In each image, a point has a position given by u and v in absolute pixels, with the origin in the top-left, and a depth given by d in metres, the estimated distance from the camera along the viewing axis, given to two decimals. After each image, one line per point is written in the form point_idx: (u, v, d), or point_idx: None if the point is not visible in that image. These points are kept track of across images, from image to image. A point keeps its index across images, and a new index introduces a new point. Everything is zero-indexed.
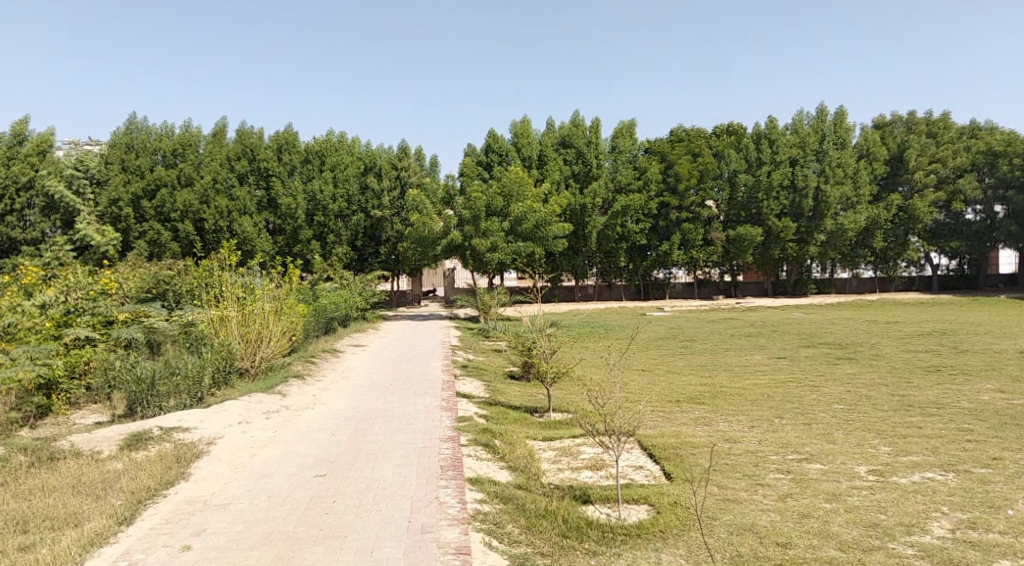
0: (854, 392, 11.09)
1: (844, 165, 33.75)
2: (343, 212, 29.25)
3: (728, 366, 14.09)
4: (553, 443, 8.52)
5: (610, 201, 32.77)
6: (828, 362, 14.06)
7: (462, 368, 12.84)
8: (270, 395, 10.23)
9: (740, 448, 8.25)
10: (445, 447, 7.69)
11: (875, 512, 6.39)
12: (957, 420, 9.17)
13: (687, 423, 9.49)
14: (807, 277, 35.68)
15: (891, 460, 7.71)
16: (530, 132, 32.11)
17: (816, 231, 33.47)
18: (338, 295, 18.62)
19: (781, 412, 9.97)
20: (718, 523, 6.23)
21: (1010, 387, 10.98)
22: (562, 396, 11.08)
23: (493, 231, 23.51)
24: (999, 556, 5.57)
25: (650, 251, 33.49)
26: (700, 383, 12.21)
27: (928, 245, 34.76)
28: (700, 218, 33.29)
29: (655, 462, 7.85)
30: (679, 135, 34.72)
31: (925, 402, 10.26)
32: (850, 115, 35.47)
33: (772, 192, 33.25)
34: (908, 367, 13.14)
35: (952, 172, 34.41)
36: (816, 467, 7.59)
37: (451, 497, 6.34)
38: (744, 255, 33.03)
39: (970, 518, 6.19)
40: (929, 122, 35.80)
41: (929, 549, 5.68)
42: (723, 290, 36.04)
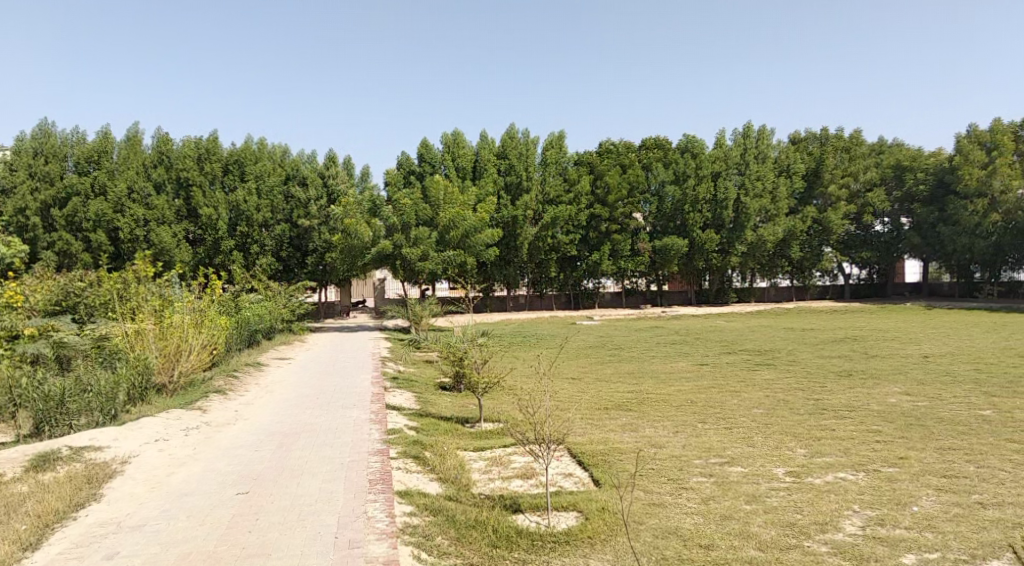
0: (772, 396, 11.49)
1: (763, 178, 34.99)
2: (267, 222, 28.56)
3: (654, 373, 14.37)
4: (483, 453, 8.53)
5: (541, 212, 33.08)
6: (748, 369, 14.51)
7: (392, 379, 12.73)
8: (190, 411, 9.89)
9: (666, 453, 8.43)
10: (374, 461, 7.59)
11: (791, 512, 6.64)
12: (866, 422, 9.60)
13: (615, 429, 9.63)
14: (728, 287, 36.78)
15: (807, 461, 8.02)
16: (463, 142, 32.20)
17: (737, 242, 34.47)
18: (263, 307, 18.15)
19: (704, 417, 10.24)
20: (644, 527, 6.35)
21: (916, 389, 11.58)
22: (493, 405, 11.09)
23: (424, 240, 23.36)
24: (906, 550, 5.85)
25: (580, 261, 34.01)
26: (627, 390, 12.44)
27: (840, 255, 36.41)
28: (627, 229, 33.86)
29: (584, 470, 7.94)
30: (608, 149, 35.58)
31: (838, 405, 10.70)
32: (772, 132, 36.82)
33: (697, 205, 34.13)
34: (822, 372, 13.69)
35: (861, 186, 36.05)
36: (737, 470, 7.83)
37: (380, 511, 6.26)
38: (670, 264, 33.83)
39: (878, 515, 6.49)
40: (842, 137, 37.27)
41: (842, 546, 5.93)
42: (650, 299, 36.74)
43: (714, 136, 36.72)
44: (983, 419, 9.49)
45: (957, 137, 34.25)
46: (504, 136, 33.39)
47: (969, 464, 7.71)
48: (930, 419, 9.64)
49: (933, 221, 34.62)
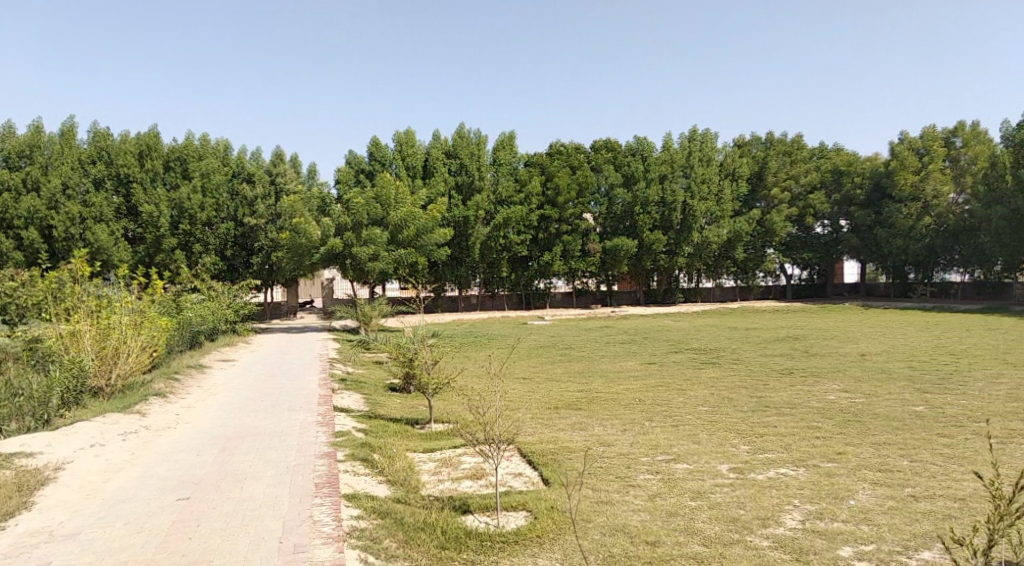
0: (717, 394, 11.72)
1: (708, 181, 35.70)
2: (211, 220, 28.03)
3: (603, 372, 14.51)
4: (433, 455, 8.48)
5: (492, 213, 33.07)
6: (694, 367, 14.78)
7: (340, 381, 12.56)
8: (127, 416, 9.60)
9: (614, 451, 8.52)
10: (320, 464, 7.48)
11: (735, 507, 6.78)
12: (807, 419, 9.87)
13: (565, 428, 9.69)
14: (675, 287, 37.40)
15: (750, 458, 8.20)
16: (414, 142, 32.00)
17: (684, 243, 35.06)
18: (205, 308, 17.70)
19: (651, 415, 10.38)
20: (592, 525, 6.41)
21: (853, 386, 11.95)
22: (443, 406, 11.04)
23: (374, 239, 23.11)
24: (843, 543, 6.02)
25: (531, 262, 34.14)
26: (576, 390, 12.51)
27: (783, 257, 37.35)
28: (578, 230, 34.14)
29: (534, 469, 7.96)
30: (558, 150, 35.78)
31: (779, 402, 10.98)
32: (716, 137, 37.60)
33: (647, 206, 34.52)
34: (765, 370, 14.03)
35: (802, 189, 37.04)
36: (683, 467, 7.95)
37: (326, 515, 6.17)
38: (620, 265, 34.21)
39: (817, 509, 6.68)
40: (785, 142, 38.26)
41: (782, 540, 6.08)
42: (599, 299, 37.07)
43: (661, 139, 37.29)
44: (916, 414, 9.85)
45: (891, 143, 35.54)
46: (455, 136, 33.30)
47: (903, 458, 7.98)
48: (866, 415, 9.96)
49: (870, 224, 35.81)
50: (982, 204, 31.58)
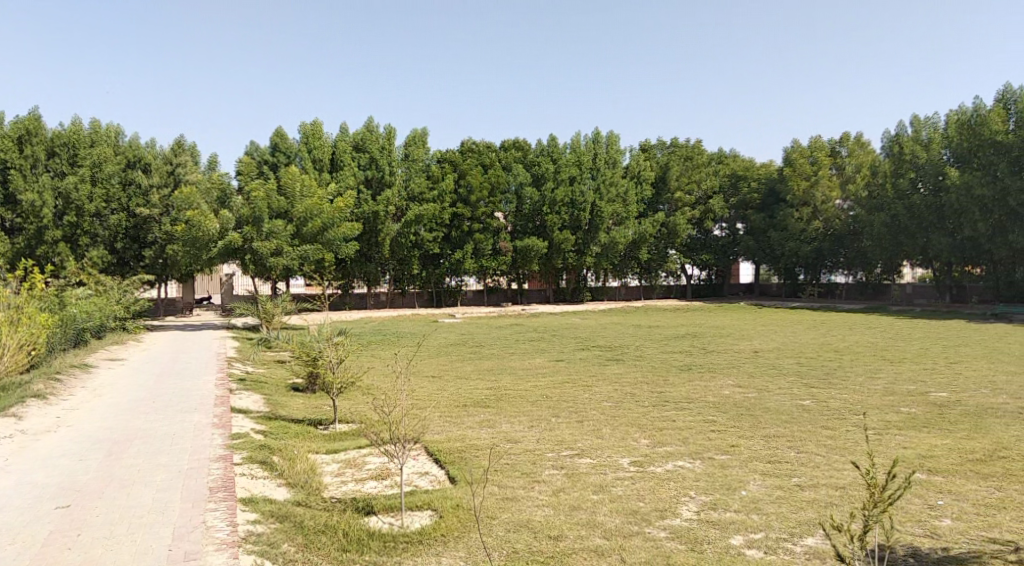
0: (621, 390, 12.01)
1: (615, 183, 36.43)
2: (100, 212, 26.52)
3: (511, 369, 14.61)
4: (337, 456, 8.31)
5: (403, 209, 32.74)
6: (599, 364, 15.08)
7: (239, 381, 12.15)
8: (1, 420, 8.96)
9: (520, 448, 8.59)
10: (215, 468, 7.21)
11: (634, 500, 6.96)
12: (703, 413, 10.25)
13: (472, 426, 9.69)
14: (584, 286, 38.04)
15: (650, 451, 8.44)
16: (320, 134, 31.11)
17: (592, 243, 35.70)
18: (92, 304, 16.70)
19: (556, 411, 10.53)
20: (497, 522, 6.44)
21: (747, 381, 12.50)
22: (348, 406, 10.83)
23: (277, 233, 22.46)
24: (735, 532, 6.28)
25: (442, 260, 34.08)
26: (484, 387, 12.54)
27: (684, 257, 38.61)
28: (489, 229, 34.21)
29: (440, 467, 7.93)
30: (469, 148, 35.58)
31: (678, 397, 11.37)
32: (621, 140, 38.55)
33: (555, 207, 35.01)
34: (665, 366, 14.48)
35: (703, 194, 38.49)
36: (587, 461, 8.10)
37: (220, 520, 5.96)
38: (530, 265, 34.51)
39: (711, 500, 6.94)
40: (687, 147, 39.56)
41: (678, 531, 6.28)
42: (509, 298, 37.31)
43: (569, 141, 37.88)
44: (803, 408, 10.39)
45: (785, 149, 37.29)
46: (364, 129, 32.61)
47: (790, 449, 8.40)
48: (758, 409, 10.44)
49: (764, 227, 37.54)
50: (865, 210, 33.73)
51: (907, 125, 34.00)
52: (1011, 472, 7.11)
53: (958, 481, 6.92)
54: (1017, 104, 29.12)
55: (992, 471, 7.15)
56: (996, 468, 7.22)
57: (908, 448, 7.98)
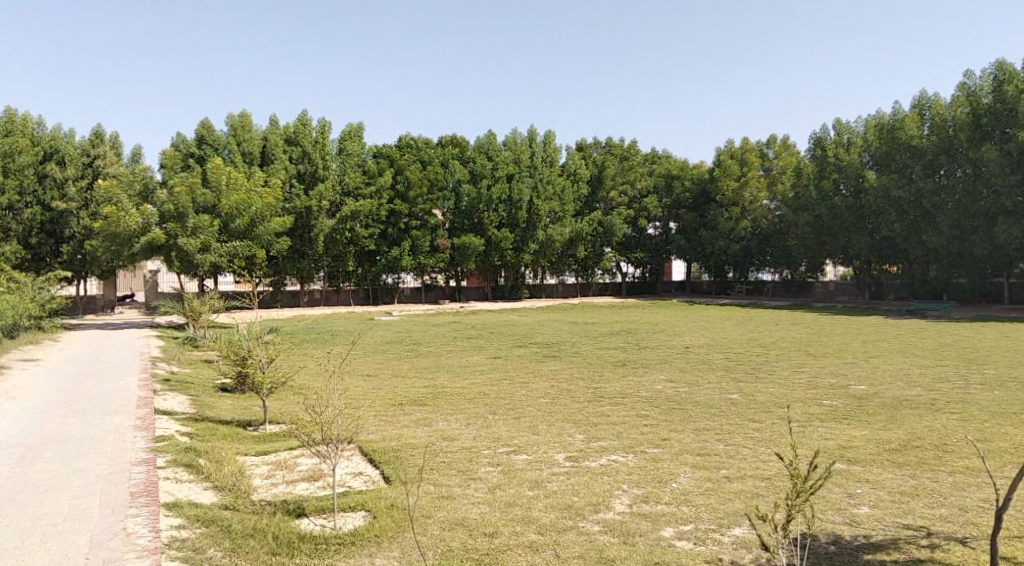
0: (557, 386, 12.09)
1: (552, 182, 36.64)
2: (12, 205, 25.28)
3: (448, 367, 14.56)
4: (267, 458, 8.12)
5: (338, 204, 32.25)
6: (536, 361, 15.16)
7: (164, 381, 11.74)
8: None
9: (455, 446, 8.55)
10: (137, 472, 6.95)
11: (569, 494, 7.02)
12: (637, 408, 10.40)
13: (408, 424, 9.61)
14: (521, 283, 38.16)
15: (585, 446, 8.53)
16: (250, 126, 30.30)
17: (530, 240, 35.91)
18: (4, 302, 15.86)
19: (493, 408, 10.55)
20: (432, 521, 6.40)
21: (679, 376, 12.78)
22: (279, 406, 10.59)
23: (202, 228, 21.79)
24: (666, 523, 6.40)
25: (378, 256, 33.70)
26: (420, 385, 12.46)
27: (619, 255, 39.14)
28: (427, 225, 34.01)
29: (374, 467, 7.83)
30: (407, 143, 35.23)
31: (612, 392, 11.52)
32: (557, 138, 38.89)
33: (492, 204, 34.91)
34: (600, 362, 14.65)
35: (638, 193, 39.13)
36: (522, 458, 8.13)
37: (142, 526, 5.76)
38: (468, 262, 34.42)
39: (644, 493, 7.06)
40: (622, 146, 40.16)
41: (611, 524, 6.37)
42: (447, 295, 37.12)
43: (506, 138, 37.94)
44: (731, 402, 10.67)
45: (717, 150, 38.18)
46: (297, 123, 31.86)
47: (720, 442, 8.62)
48: (689, 403, 10.68)
49: (695, 226, 38.48)
50: (791, 210, 34.90)
51: (831, 128, 35.32)
52: (924, 461, 7.46)
53: (875, 471, 7.22)
54: (930, 110, 30.58)
55: (907, 460, 7.48)
56: (910, 457, 7.56)
57: (829, 439, 8.28)
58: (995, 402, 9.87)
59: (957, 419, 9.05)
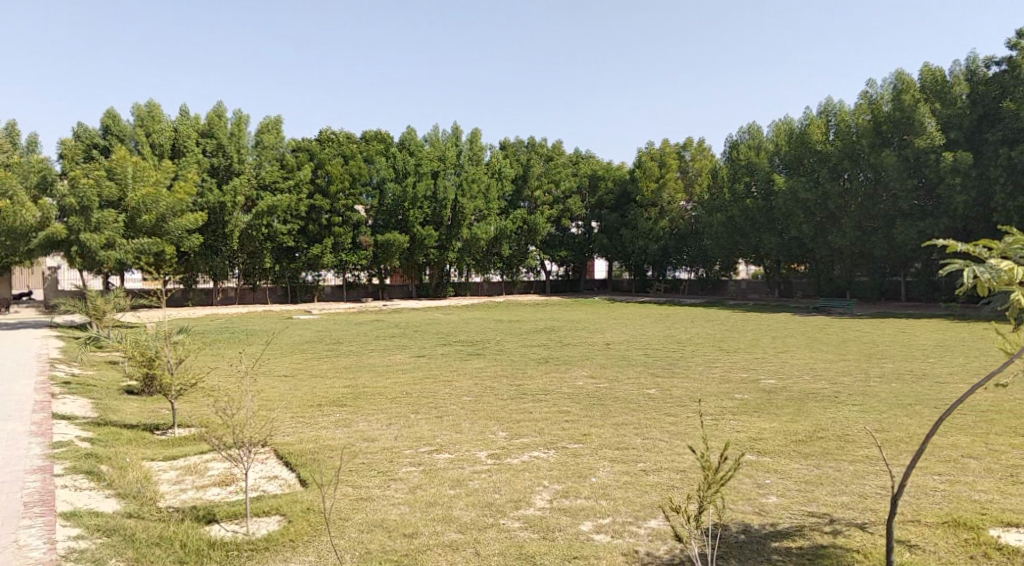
0: (480, 384, 12.07)
1: (477, 180, 36.59)
2: None
3: (370, 366, 14.35)
4: (175, 463, 7.81)
5: (254, 199, 31.27)
6: (460, 359, 15.11)
7: (64, 384, 11.11)
8: None
9: (376, 446, 8.42)
10: (32, 481, 6.58)
11: (490, 492, 7.02)
12: (559, 404, 10.50)
13: (326, 426, 9.41)
14: (447, 281, 37.95)
15: (507, 443, 8.55)
16: (160, 115, 29.23)
17: (454, 238, 35.77)
18: None
19: (415, 408, 10.45)
20: (350, 523, 6.28)
21: (600, 373, 12.98)
22: (190, 409, 10.19)
23: (107, 224, 20.72)
24: (585, 518, 6.48)
25: (298, 253, 32.90)
26: (340, 385, 12.22)
27: (543, 254, 39.43)
28: (349, 222, 33.41)
29: (290, 471, 7.63)
30: (328, 137, 34.59)
31: (535, 389, 11.59)
32: (482, 137, 38.96)
33: (416, 202, 34.45)
34: (523, 360, 14.73)
35: (562, 193, 39.54)
36: (444, 457, 8.08)
37: (35, 539, 5.46)
38: (391, 259, 34.05)
39: (563, 488, 7.13)
40: (545, 147, 40.56)
41: (532, 520, 6.40)
42: (371, 293, 36.55)
43: (430, 136, 37.75)
44: (650, 396, 10.90)
45: (638, 151, 39.02)
46: (211, 114, 30.81)
47: (638, 436, 8.79)
48: (609, 398, 10.86)
49: (617, 226, 39.21)
50: (706, 211, 35.97)
51: (744, 132, 36.66)
52: (827, 451, 7.79)
53: (782, 461, 7.50)
54: (835, 118, 32.12)
55: (812, 450, 7.81)
56: (814, 448, 7.89)
57: (741, 432, 8.55)
58: (892, 394, 10.42)
59: (858, 410, 9.50)
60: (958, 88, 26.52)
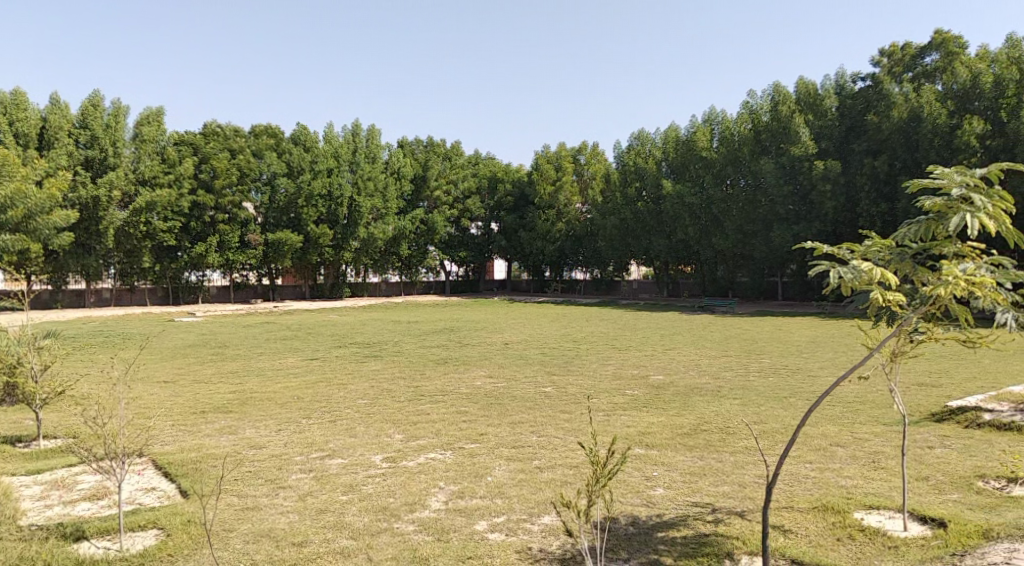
0: (376, 386, 11.89)
1: (374, 179, 35.99)
2: None
3: (260, 370, 13.84)
4: (40, 477, 7.27)
5: (132, 195, 29.69)
6: (356, 361, 14.82)
7: None
8: None
9: (264, 453, 8.14)
10: None
11: (384, 496, 6.91)
12: (456, 405, 10.48)
13: (211, 433, 9.01)
14: (342, 281, 37.16)
15: (403, 446, 8.45)
16: (26, 103, 27.32)
17: (350, 238, 34.94)
18: None
19: (307, 412, 10.16)
20: (234, 534, 6.04)
21: (498, 372, 13.05)
22: (57, 420, 9.50)
23: None
24: (480, 517, 6.49)
25: (180, 252, 31.34)
26: (227, 391, 11.72)
27: (443, 254, 39.23)
28: (236, 219, 32.15)
29: (170, 481, 7.25)
30: (213, 131, 33.14)
31: (432, 390, 11.52)
32: (380, 135, 38.52)
33: (311, 200, 33.56)
34: (421, 361, 14.62)
35: (461, 193, 39.51)
36: (337, 462, 7.90)
37: None
38: (283, 259, 33.08)
39: (459, 488, 7.12)
40: (443, 147, 40.48)
41: (426, 523, 6.35)
42: (260, 294, 35.23)
43: (325, 133, 36.96)
44: (546, 395, 11.04)
45: (535, 154, 39.56)
46: (84, 103, 29.06)
47: (533, 434, 8.88)
48: (506, 397, 10.93)
49: (516, 227, 39.60)
50: (599, 213, 36.88)
51: (635, 138, 37.83)
52: (710, 443, 8.13)
53: (668, 454, 7.77)
54: (719, 126, 33.67)
55: (697, 443, 8.13)
56: (699, 441, 8.22)
57: (631, 427, 8.80)
58: (770, 388, 11.00)
59: (739, 404, 9.97)
60: (829, 101, 28.50)
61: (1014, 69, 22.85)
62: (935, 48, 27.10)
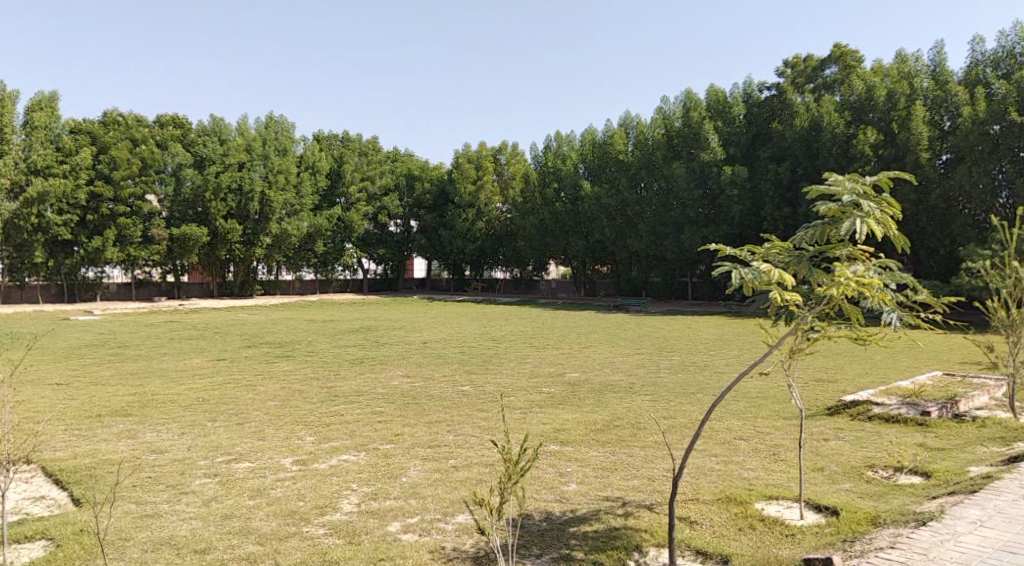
0: (287, 388, 11.58)
1: (286, 171, 34.97)
2: None
3: (163, 372, 13.27)
4: None
5: (22, 184, 28.01)
6: (267, 362, 14.41)
7: None
8: None
9: (165, 458, 7.80)
10: None
11: (294, 500, 6.75)
12: (370, 405, 10.33)
13: (108, 438, 8.58)
14: (253, 279, 36.02)
15: (314, 448, 8.27)
16: None
17: (262, 234, 34.07)
18: None
19: (214, 415, 9.81)
20: (131, 543, 5.78)
21: (414, 372, 12.95)
22: None
23: None
24: (393, 518, 6.42)
25: (76, 247, 29.67)
26: (127, 393, 11.19)
27: (360, 251, 38.66)
28: (138, 213, 30.73)
29: (61, 489, 6.87)
30: (115, 119, 31.47)
31: (346, 391, 11.31)
32: (294, 129, 37.65)
33: (219, 194, 32.38)
34: (336, 361, 14.35)
35: (378, 190, 39.03)
36: (244, 466, 7.66)
37: None
38: (189, 254, 31.90)
39: (372, 490, 7.02)
40: (361, 142, 39.85)
41: (336, 526, 6.23)
42: (165, 291, 33.76)
43: (237, 126, 35.79)
44: (462, 394, 11.03)
45: (455, 153, 39.52)
46: None
47: (448, 434, 8.85)
48: (422, 397, 10.85)
49: (436, 226, 39.39)
50: (518, 213, 37.10)
51: (553, 139, 38.29)
52: (622, 439, 8.29)
53: (581, 450, 7.89)
54: (633, 129, 34.43)
55: (608, 439, 8.29)
56: (611, 437, 8.38)
57: (545, 424, 8.88)
58: (679, 384, 11.32)
59: (650, 400, 10.21)
60: (737, 108, 29.63)
61: (904, 84, 24.39)
62: (834, 61, 28.53)
